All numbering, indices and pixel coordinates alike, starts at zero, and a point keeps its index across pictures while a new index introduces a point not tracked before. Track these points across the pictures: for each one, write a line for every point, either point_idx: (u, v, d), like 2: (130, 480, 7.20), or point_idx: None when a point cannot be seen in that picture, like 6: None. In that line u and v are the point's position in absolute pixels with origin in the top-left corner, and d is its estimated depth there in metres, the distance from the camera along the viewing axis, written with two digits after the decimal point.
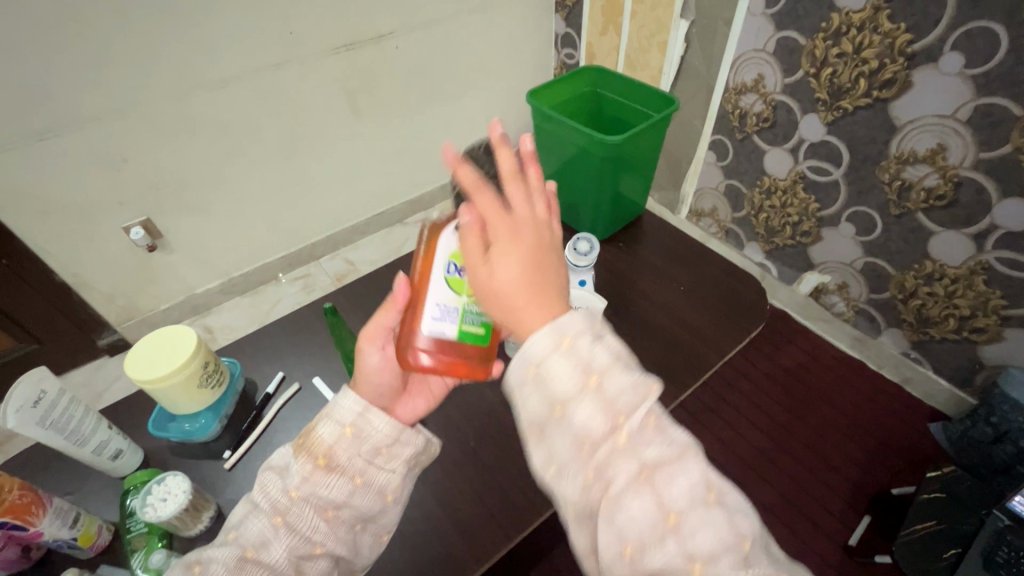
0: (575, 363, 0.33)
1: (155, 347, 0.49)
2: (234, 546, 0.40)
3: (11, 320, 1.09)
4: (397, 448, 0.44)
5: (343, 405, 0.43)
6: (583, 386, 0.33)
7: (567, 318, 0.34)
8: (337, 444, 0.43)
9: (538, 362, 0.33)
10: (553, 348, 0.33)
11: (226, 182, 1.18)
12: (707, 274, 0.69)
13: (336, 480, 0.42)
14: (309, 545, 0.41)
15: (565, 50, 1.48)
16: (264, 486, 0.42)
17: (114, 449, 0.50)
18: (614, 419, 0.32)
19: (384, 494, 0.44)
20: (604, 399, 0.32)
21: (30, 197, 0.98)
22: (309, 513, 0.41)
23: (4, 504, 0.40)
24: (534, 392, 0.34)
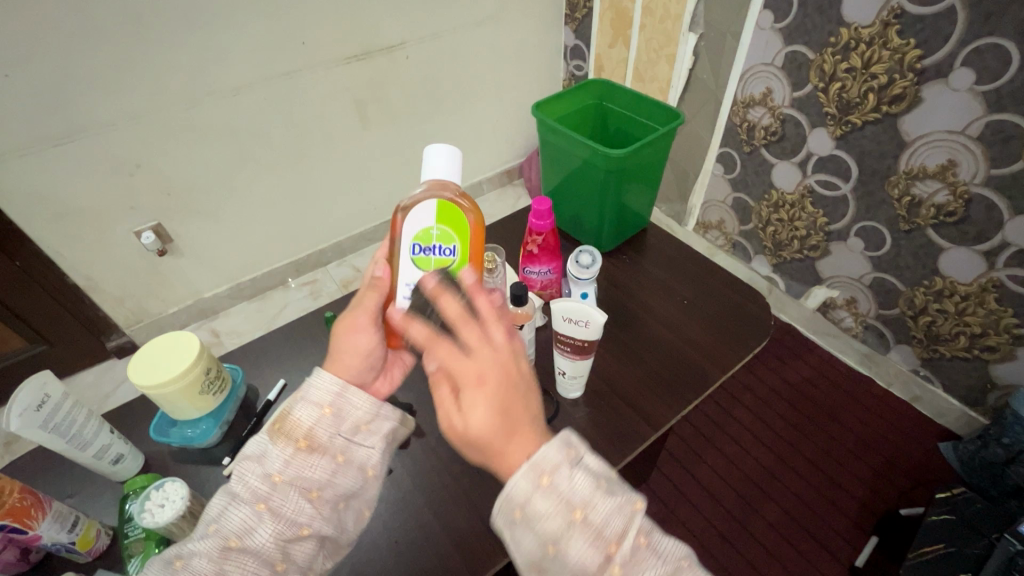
0: (558, 499, 0.31)
1: (157, 353, 0.50)
2: (215, 538, 0.38)
3: (22, 321, 1.11)
4: (376, 423, 0.46)
5: (317, 387, 0.44)
6: (570, 521, 0.31)
7: (542, 450, 0.32)
8: (317, 424, 0.43)
9: (519, 504, 0.32)
10: (535, 486, 0.32)
11: (236, 188, 1.20)
12: (709, 288, 0.69)
13: (319, 460, 0.42)
14: (297, 528, 0.40)
15: (574, 62, 1.49)
16: (242, 474, 0.41)
17: (115, 454, 0.50)
18: (607, 547, 0.31)
19: (366, 469, 0.44)
20: (593, 530, 0.31)
21: (44, 201, 1.00)
22: (294, 497, 0.40)
23: (5, 506, 0.41)
24: (520, 535, 0.32)
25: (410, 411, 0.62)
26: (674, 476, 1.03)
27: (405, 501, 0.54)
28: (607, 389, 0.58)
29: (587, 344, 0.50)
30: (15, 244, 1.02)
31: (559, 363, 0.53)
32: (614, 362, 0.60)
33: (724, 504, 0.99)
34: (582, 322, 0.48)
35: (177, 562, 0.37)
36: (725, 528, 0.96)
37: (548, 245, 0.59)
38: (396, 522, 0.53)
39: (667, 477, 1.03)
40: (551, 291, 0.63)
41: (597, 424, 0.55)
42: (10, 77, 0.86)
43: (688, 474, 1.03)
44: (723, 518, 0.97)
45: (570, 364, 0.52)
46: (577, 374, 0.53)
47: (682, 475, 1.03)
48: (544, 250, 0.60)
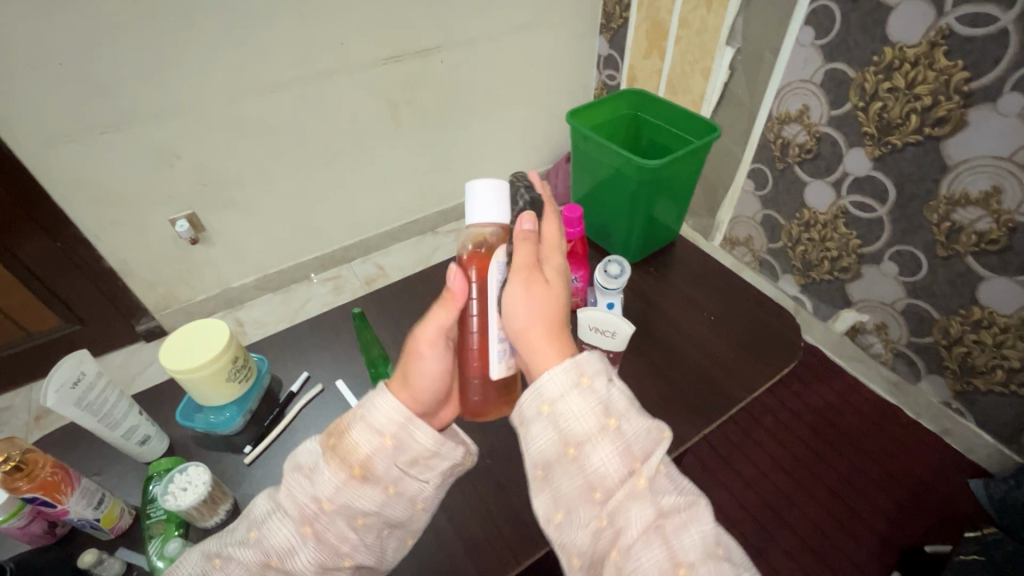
0: (593, 401, 0.34)
1: (188, 339, 0.51)
2: (258, 552, 0.38)
3: (58, 300, 1.15)
4: (435, 459, 0.42)
5: (382, 413, 0.40)
6: (602, 427, 0.34)
7: (580, 356, 0.37)
8: (376, 454, 0.39)
9: (553, 400, 0.35)
10: (572, 386, 0.35)
11: (268, 182, 1.22)
12: (737, 305, 0.67)
13: (370, 490, 0.39)
14: (338, 558, 0.39)
15: (607, 72, 1.49)
16: (292, 493, 0.39)
17: (142, 435, 0.51)
18: (629, 462, 0.33)
19: (415, 501, 0.42)
20: (619, 443, 0.34)
21: (86, 186, 1.03)
22: (340, 525, 0.39)
23: (35, 480, 0.42)
24: (546, 428, 0.35)
25: None
26: (690, 496, 1.01)
27: None
28: None
29: (610, 355, 0.49)
30: (57, 225, 1.06)
31: None
32: (637, 375, 0.60)
33: (739, 527, 0.96)
34: (610, 332, 0.48)
35: (219, 561, 0.38)
36: (740, 553, 0.93)
37: (576, 252, 0.59)
38: None
39: None
40: (576, 299, 0.62)
41: None
42: (63, 66, 0.90)
43: (703, 494, 1.01)
44: (738, 542, 0.95)
45: None
46: None
47: None
48: (572, 258, 0.59)
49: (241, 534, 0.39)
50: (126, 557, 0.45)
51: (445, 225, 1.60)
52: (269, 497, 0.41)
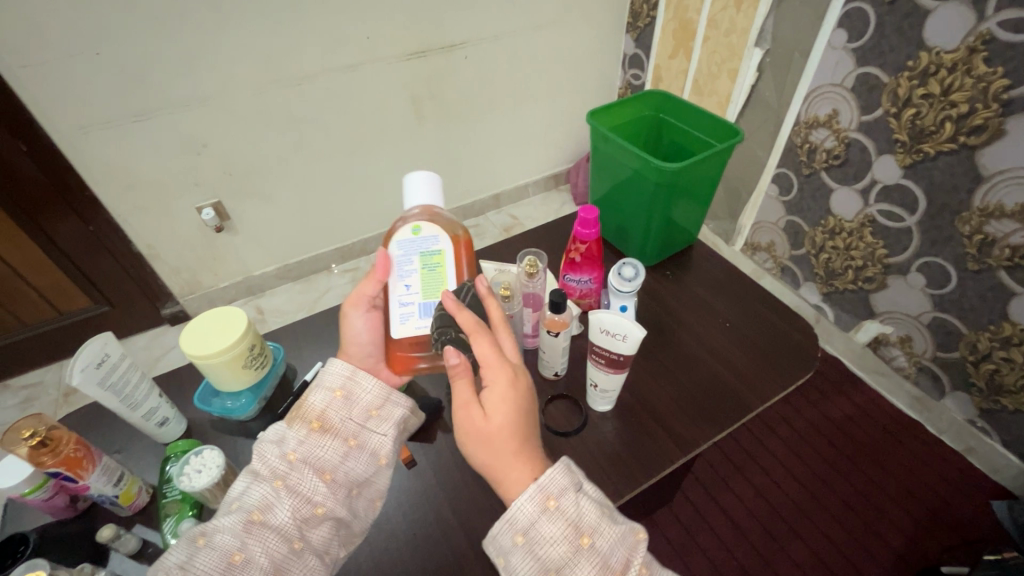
0: (563, 521, 0.36)
1: (207, 325, 0.52)
2: (238, 512, 0.40)
3: (89, 281, 1.19)
4: (386, 408, 0.48)
5: (331, 372, 0.48)
6: (577, 546, 0.36)
7: (548, 475, 0.38)
8: (329, 408, 0.46)
9: (526, 528, 0.37)
10: (543, 510, 0.37)
11: (293, 173, 1.25)
12: (752, 312, 0.66)
13: (332, 442, 0.45)
14: (311, 506, 0.42)
15: (632, 71, 1.47)
16: (261, 452, 0.43)
17: (161, 417, 0.52)
18: (610, 574, 0.35)
19: (378, 456, 0.47)
20: (596, 559, 0.36)
21: (118, 172, 1.06)
22: (308, 475, 0.43)
23: (59, 456, 0.43)
24: (524, 556, 0.36)
25: (438, 407, 0.62)
26: (700, 502, 0.99)
27: (424, 496, 0.55)
28: (639, 405, 0.57)
29: (621, 358, 0.48)
30: (90, 208, 1.09)
31: (592, 375, 0.52)
32: (648, 380, 0.59)
33: (749, 537, 0.95)
34: (619, 337, 0.46)
35: (201, 538, 0.39)
36: (748, 563, 0.92)
37: (591, 254, 0.57)
38: (416, 513, 0.54)
39: (692, 502, 1.00)
40: (589, 300, 0.61)
41: (625, 441, 0.54)
42: (99, 54, 0.92)
43: (713, 501, 1.00)
44: (747, 552, 0.93)
45: (603, 376, 0.50)
46: (608, 387, 0.51)
47: (706, 501, 1.00)
48: (587, 259, 0.57)
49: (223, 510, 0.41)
50: (142, 536, 0.47)
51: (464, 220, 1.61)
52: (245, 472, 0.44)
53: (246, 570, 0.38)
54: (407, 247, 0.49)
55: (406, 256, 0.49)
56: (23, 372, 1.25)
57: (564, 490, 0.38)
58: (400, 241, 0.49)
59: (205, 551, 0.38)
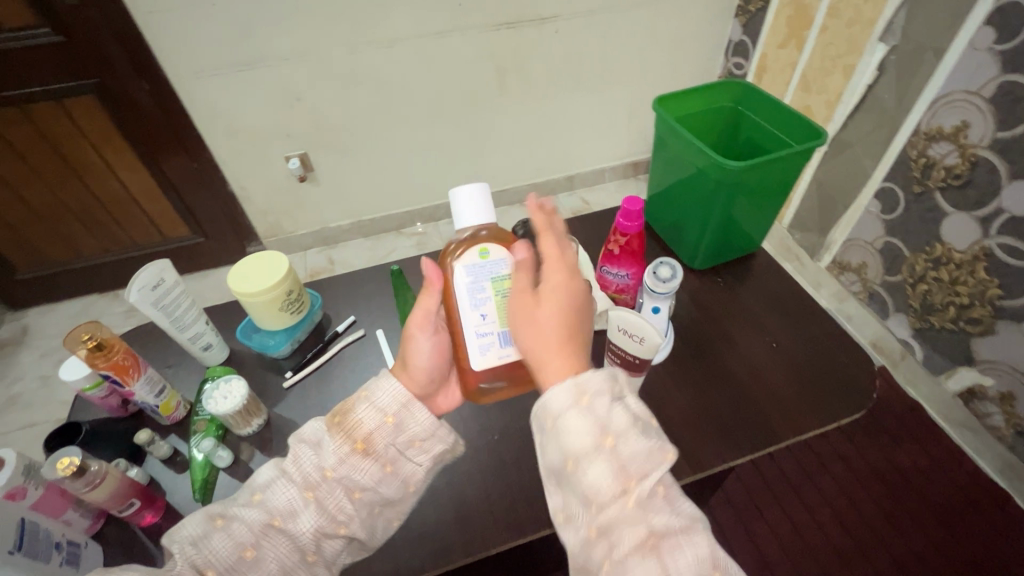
0: (592, 418, 0.34)
1: (254, 266, 0.55)
2: (260, 510, 0.39)
3: (190, 213, 1.32)
4: (430, 442, 0.44)
5: (386, 392, 0.43)
6: (598, 445, 0.34)
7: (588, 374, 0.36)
8: (377, 431, 0.42)
9: (565, 412, 0.35)
10: (571, 404, 0.35)
11: (375, 134, 1.30)
12: (808, 335, 0.61)
13: (370, 466, 0.41)
14: (335, 525, 0.40)
15: (735, 59, 1.37)
16: (297, 457, 0.41)
17: (204, 342, 0.57)
18: (625, 481, 0.33)
19: (409, 484, 0.43)
20: (615, 463, 0.33)
21: (221, 116, 1.16)
22: (338, 495, 0.41)
23: (109, 361, 0.48)
24: (556, 439, 0.35)
25: None
26: (729, 526, 0.93)
27: None
28: (657, 412, 0.54)
29: (636, 360, 0.45)
30: (195, 147, 1.20)
31: (606, 374, 0.49)
32: (674, 388, 0.56)
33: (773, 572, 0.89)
34: (637, 338, 0.44)
35: (219, 519, 0.39)
36: None
37: (631, 248, 0.54)
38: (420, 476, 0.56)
39: (718, 523, 0.94)
40: (626, 297, 0.58)
41: None
42: (216, 5, 1.00)
43: (742, 527, 0.94)
44: None
45: (617, 377, 0.48)
46: (621, 389, 0.49)
47: (733, 524, 0.94)
48: (626, 253, 0.54)
49: (243, 498, 0.40)
50: (172, 445, 0.52)
51: (534, 198, 1.61)
52: (273, 466, 0.42)
53: (254, 569, 0.38)
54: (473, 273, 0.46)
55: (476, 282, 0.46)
56: None
57: (601, 393, 0.36)
58: (467, 265, 0.47)
59: (220, 535, 0.38)
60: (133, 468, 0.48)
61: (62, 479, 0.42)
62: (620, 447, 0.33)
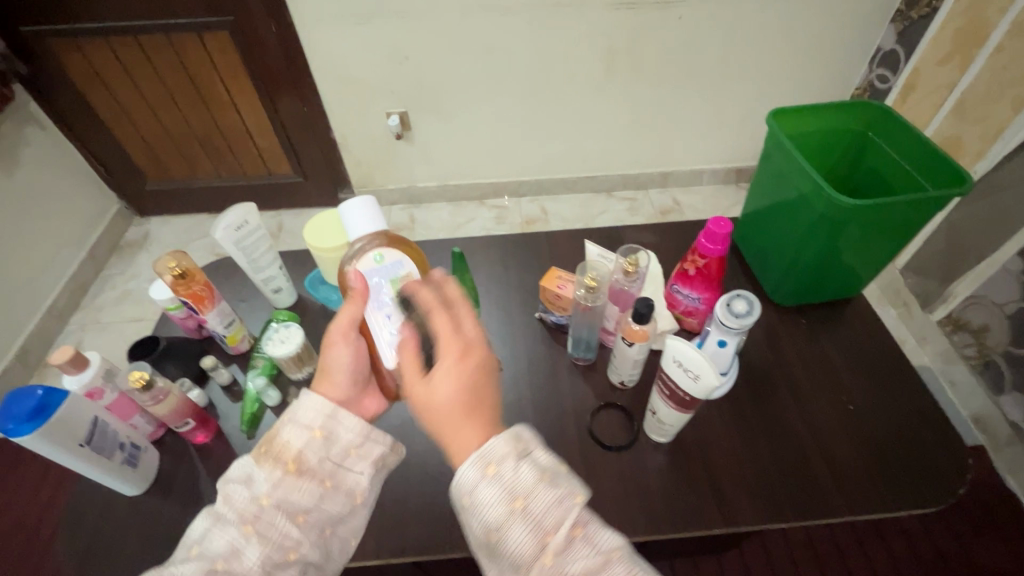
0: (499, 486, 0.33)
1: (330, 222, 0.57)
2: (199, 561, 0.37)
3: (294, 154, 1.41)
4: (366, 446, 0.45)
5: (308, 411, 0.43)
6: (511, 509, 0.32)
7: (492, 441, 0.34)
8: (307, 447, 0.42)
9: (465, 494, 0.33)
10: (481, 476, 0.33)
11: (474, 101, 1.30)
12: (889, 403, 0.54)
13: (307, 483, 0.41)
14: (284, 553, 0.39)
15: (880, 70, 1.21)
16: (226, 496, 0.40)
17: (276, 285, 0.60)
18: (544, 537, 0.31)
19: (354, 495, 0.44)
20: (529, 522, 0.32)
21: (334, 65, 1.21)
22: (280, 521, 0.39)
23: (189, 290, 0.52)
24: (467, 522, 0.34)
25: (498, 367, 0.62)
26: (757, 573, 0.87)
27: None
28: (698, 451, 0.50)
29: (687, 397, 0.41)
30: (308, 92, 1.27)
31: (654, 402, 0.46)
32: (721, 429, 0.52)
33: None
34: (692, 375, 0.39)
35: None
36: None
37: (707, 272, 0.50)
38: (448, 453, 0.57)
39: (746, 566, 0.88)
40: (693, 320, 0.54)
41: (666, 482, 0.48)
42: None
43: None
44: None
45: (665, 409, 0.44)
46: (667, 421, 0.46)
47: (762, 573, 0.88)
48: (702, 276, 0.50)
49: (178, 557, 0.37)
50: (232, 373, 0.56)
51: (622, 189, 1.56)
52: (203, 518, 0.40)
53: None
54: (375, 274, 0.51)
55: (380, 284, 0.51)
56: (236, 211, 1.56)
57: (506, 455, 0.33)
58: (367, 268, 0.51)
59: None
60: (195, 389, 0.52)
61: (133, 388, 0.46)
62: (521, 523, 0.31)
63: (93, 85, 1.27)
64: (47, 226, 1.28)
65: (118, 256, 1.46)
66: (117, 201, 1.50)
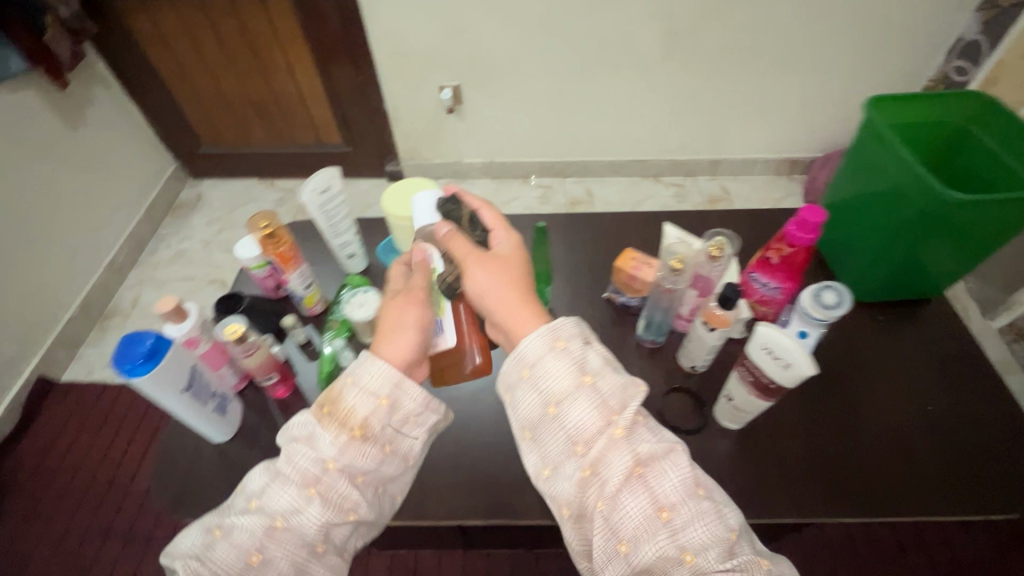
0: (568, 360, 0.39)
1: (408, 191, 0.58)
2: (261, 516, 0.40)
3: (345, 123, 1.42)
4: (423, 415, 0.46)
5: (376, 376, 0.43)
6: (580, 383, 0.39)
7: (560, 322, 0.41)
8: (372, 414, 0.43)
9: (533, 365, 0.40)
10: (550, 348, 0.40)
11: (528, 78, 1.28)
12: (965, 407, 0.53)
13: (371, 449, 0.42)
14: (343, 513, 0.41)
15: (960, 62, 1.15)
16: (291, 456, 0.41)
17: (350, 251, 0.62)
18: (608, 415, 0.38)
19: (407, 458, 0.45)
20: (596, 399, 0.38)
21: (392, 36, 1.21)
22: (341, 484, 0.41)
23: (275, 250, 0.53)
24: (529, 391, 0.40)
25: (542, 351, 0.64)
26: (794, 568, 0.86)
27: None
28: (769, 439, 0.50)
29: (771, 384, 0.41)
30: (364, 61, 1.27)
31: (729, 386, 0.46)
32: (793, 420, 0.51)
33: None
34: (782, 363, 0.39)
35: (219, 531, 0.40)
36: None
37: (792, 262, 0.49)
38: None
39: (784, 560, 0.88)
40: (766, 310, 0.53)
41: (736, 467, 0.49)
42: None
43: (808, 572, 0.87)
44: None
45: (742, 394, 0.44)
46: (742, 407, 0.46)
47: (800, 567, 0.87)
48: (785, 265, 0.49)
49: (240, 506, 0.41)
50: (308, 333, 0.58)
51: (670, 175, 1.53)
52: (263, 470, 0.43)
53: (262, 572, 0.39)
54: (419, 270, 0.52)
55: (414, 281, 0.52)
56: (285, 177, 1.59)
57: (572, 339, 0.41)
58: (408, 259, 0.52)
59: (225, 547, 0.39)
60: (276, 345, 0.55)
61: (228, 341, 0.48)
62: (589, 393, 0.38)
63: (157, 48, 1.29)
64: (109, 183, 1.32)
65: (173, 216, 1.51)
66: (173, 162, 1.54)
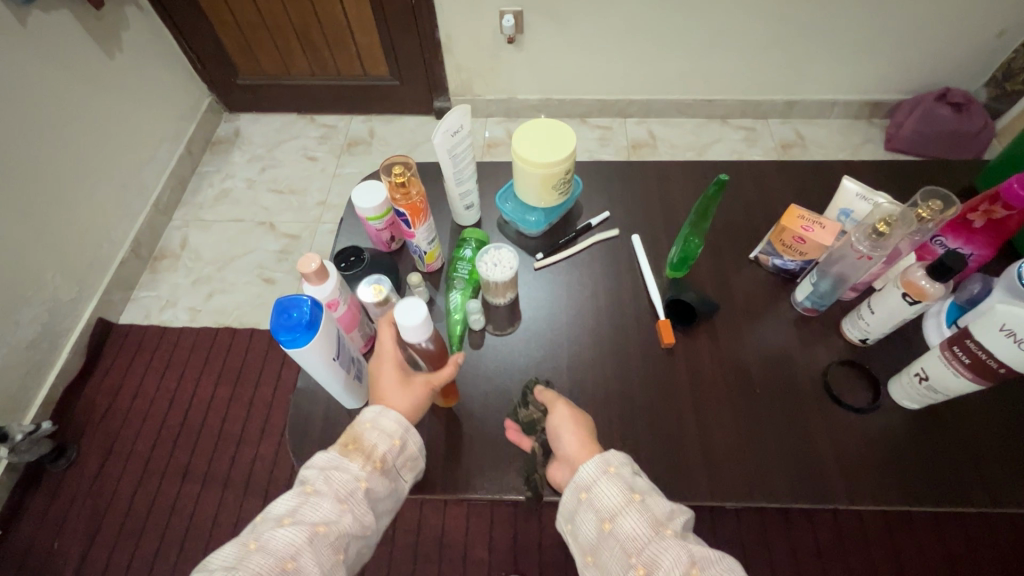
0: (621, 482, 0.38)
1: (543, 134, 0.52)
2: (300, 525, 0.37)
3: (394, 54, 1.31)
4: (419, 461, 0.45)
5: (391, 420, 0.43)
6: (630, 499, 0.37)
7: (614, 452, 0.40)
8: (386, 450, 0.42)
9: (587, 488, 0.39)
10: (603, 471, 0.39)
11: (600, 4, 1.16)
12: None
13: (383, 483, 0.42)
14: (362, 532, 0.39)
15: None
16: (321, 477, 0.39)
17: (468, 202, 0.59)
18: (658, 528, 0.36)
19: (397, 503, 0.44)
20: (647, 514, 0.36)
21: None
22: (363, 508, 0.40)
23: (407, 199, 0.50)
24: (585, 515, 0.38)
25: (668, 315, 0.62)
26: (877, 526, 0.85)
27: None
28: (951, 426, 0.49)
29: (993, 366, 0.41)
30: None
31: (924, 363, 0.46)
32: (976, 407, 0.50)
33: None
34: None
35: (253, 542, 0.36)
36: None
37: (1001, 227, 0.50)
38: None
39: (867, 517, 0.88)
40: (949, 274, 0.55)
41: (917, 453, 0.48)
42: None
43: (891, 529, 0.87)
44: None
45: (946, 372, 0.45)
46: (938, 386, 0.46)
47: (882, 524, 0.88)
48: (992, 230, 0.50)
49: (270, 521, 0.37)
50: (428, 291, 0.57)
51: (739, 117, 1.42)
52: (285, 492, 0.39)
53: None
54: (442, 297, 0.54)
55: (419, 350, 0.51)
56: (326, 112, 1.50)
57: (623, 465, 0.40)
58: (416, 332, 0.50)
59: (260, 555, 0.35)
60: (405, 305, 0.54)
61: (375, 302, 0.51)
62: (639, 507, 0.36)
63: None
64: (148, 117, 1.24)
65: (212, 153, 1.44)
66: (207, 94, 1.44)
